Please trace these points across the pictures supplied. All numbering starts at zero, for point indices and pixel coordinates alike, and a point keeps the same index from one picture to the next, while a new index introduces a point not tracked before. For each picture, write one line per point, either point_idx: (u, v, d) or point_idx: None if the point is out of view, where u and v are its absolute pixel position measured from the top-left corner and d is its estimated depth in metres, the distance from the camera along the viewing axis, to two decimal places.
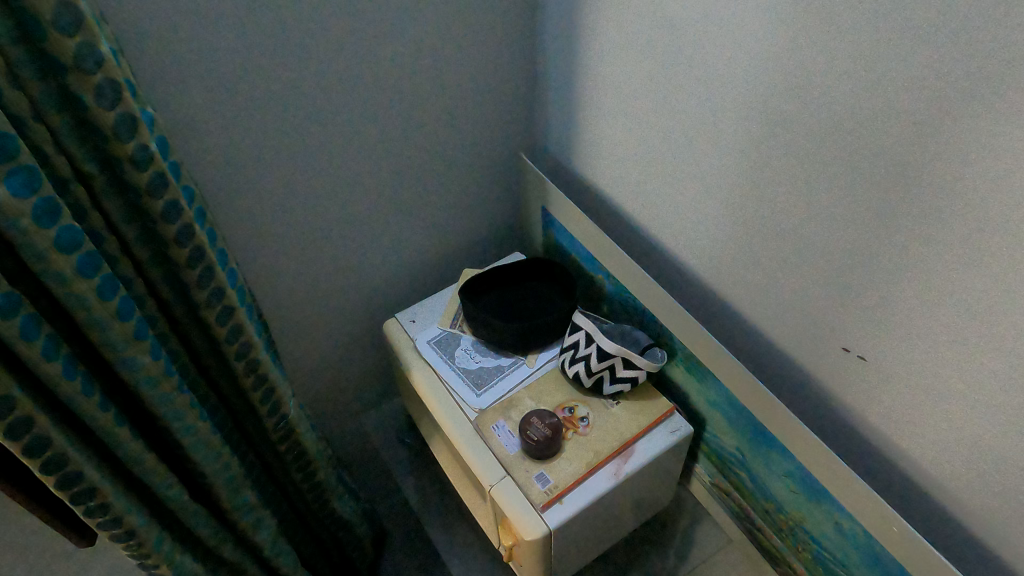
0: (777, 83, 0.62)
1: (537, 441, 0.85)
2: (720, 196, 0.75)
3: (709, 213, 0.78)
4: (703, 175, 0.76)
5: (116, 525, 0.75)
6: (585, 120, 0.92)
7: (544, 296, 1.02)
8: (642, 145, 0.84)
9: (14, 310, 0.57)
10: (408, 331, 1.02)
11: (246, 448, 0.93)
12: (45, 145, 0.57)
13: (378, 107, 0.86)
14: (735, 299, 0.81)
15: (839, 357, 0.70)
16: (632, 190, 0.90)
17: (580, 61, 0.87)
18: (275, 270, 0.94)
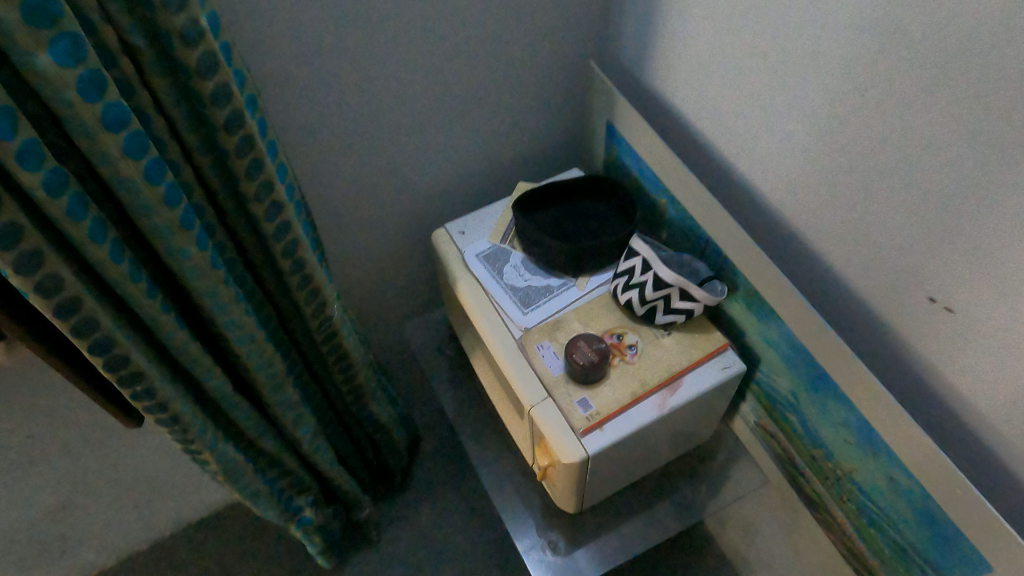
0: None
1: (583, 366, 0.83)
2: (806, 120, 0.67)
3: (791, 137, 0.71)
4: (789, 95, 0.68)
5: (162, 410, 0.76)
6: (663, 26, 0.83)
7: (599, 216, 0.97)
8: (723, 58, 0.75)
9: (62, 188, 0.56)
10: (457, 243, 0.99)
11: (290, 348, 0.93)
12: (91, 13, 0.53)
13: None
14: (809, 234, 0.75)
15: (923, 307, 0.63)
16: (707, 108, 0.82)
17: None
18: (323, 168, 0.91)
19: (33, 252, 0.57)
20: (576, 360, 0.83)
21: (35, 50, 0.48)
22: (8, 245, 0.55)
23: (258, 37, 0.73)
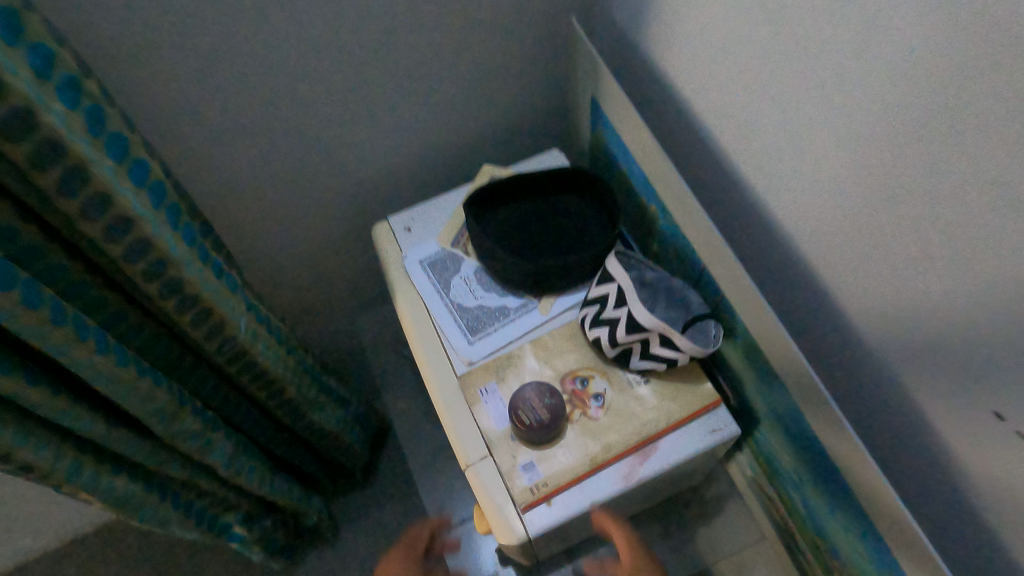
0: None
1: (532, 431, 0.65)
2: (855, 141, 0.47)
3: (825, 163, 0.51)
4: (839, 99, 0.47)
5: (6, 462, 0.62)
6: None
7: (574, 218, 0.77)
8: (751, 31, 0.54)
9: None
10: (399, 243, 0.81)
11: (199, 367, 0.78)
12: None
13: None
14: (840, 287, 0.55)
15: (990, 430, 0.44)
16: (718, 102, 0.62)
17: None
18: (228, 155, 0.73)
19: None
20: (523, 424, 0.65)
21: None
22: None
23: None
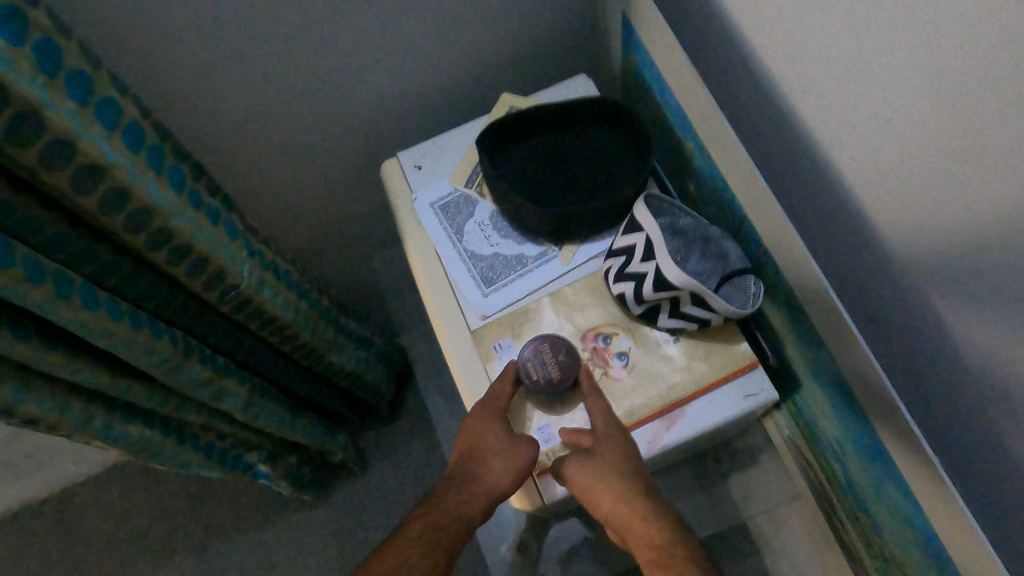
0: None
1: (538, 390, 0.61)
2: (945, 70, 0.38)
3: (899, 93, 0.42)
4: (921, 18, 0.38)
5: (9, 416, 0.61)
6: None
7: (600, 155, 0.69)
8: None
9: None
10: (409, 183, 0.74)
11: (207, 316, 0.75)
12: None
13: None
14: (890, 249, 0.47)
15: None
16: (768, 16, 0.52)
17: None
18: (219, 88, 0.66)
19: None
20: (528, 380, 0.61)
21: None
22: None
23: None
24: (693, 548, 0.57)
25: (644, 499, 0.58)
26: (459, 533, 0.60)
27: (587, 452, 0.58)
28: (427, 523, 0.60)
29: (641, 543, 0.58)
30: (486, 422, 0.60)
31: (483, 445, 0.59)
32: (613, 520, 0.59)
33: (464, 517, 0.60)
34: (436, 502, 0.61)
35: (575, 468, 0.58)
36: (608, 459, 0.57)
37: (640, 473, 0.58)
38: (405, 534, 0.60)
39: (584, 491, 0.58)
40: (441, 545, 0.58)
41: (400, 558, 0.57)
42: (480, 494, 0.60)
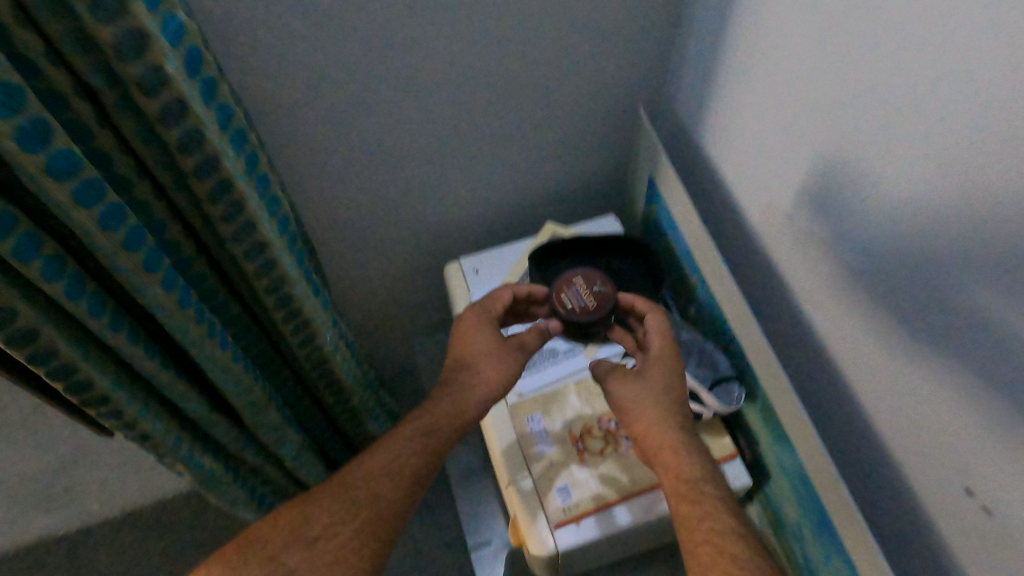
0: (985, 151, 0.42)
1: (580, 317, 0.74)
2: (858, 257, 0.57)
3: (835, 262, 0.61)
4: (846, 214, 0.57)
5: (131, 428, 0.75)
6: (728, 70, 0.71)
7: (622, 278, 0.88)
8: (787, 128, 0.63)
9: (8, 230, 0.52)
10: (468, 282, 0.92)
11: (271, 356, 0.88)
12: (34, 54, 0.47)
13: (468, 41, 0.73)
14: (840, 363, 0.64)
15: (952, 498, 0.53)
16: (756, 195, 0.72)
17: (738, 13, 0.67)
18: (337, 193, 0.87)
19: None
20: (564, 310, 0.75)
21: None
22: None
23: (269, 68, 0.68)
24: (708, 472, 0.64)
25: (680, 418, 0.68)
26: (452, 428, 0.71)
27: (636, 375, 0.71)
28: (423, 420, 0.71)
29: (670, 478, 0.64)
30: (481, 341, 0.77)
31: (477, 363, 0.76)
32: (645, 440, 0.68)
33: (459, 423, 0.72)
34: (437, 396, 0.73)
35: (628, 388, 0.71)
36: (657, 373, 0.71)
37: (679, 393, 0.70)
38: (404, 426, 0.71)
39: (627, 409, 0.70)
40: (435, 439, 0.70)
41: (396, 446, 0.68)
42: (469, 405, 0.73)
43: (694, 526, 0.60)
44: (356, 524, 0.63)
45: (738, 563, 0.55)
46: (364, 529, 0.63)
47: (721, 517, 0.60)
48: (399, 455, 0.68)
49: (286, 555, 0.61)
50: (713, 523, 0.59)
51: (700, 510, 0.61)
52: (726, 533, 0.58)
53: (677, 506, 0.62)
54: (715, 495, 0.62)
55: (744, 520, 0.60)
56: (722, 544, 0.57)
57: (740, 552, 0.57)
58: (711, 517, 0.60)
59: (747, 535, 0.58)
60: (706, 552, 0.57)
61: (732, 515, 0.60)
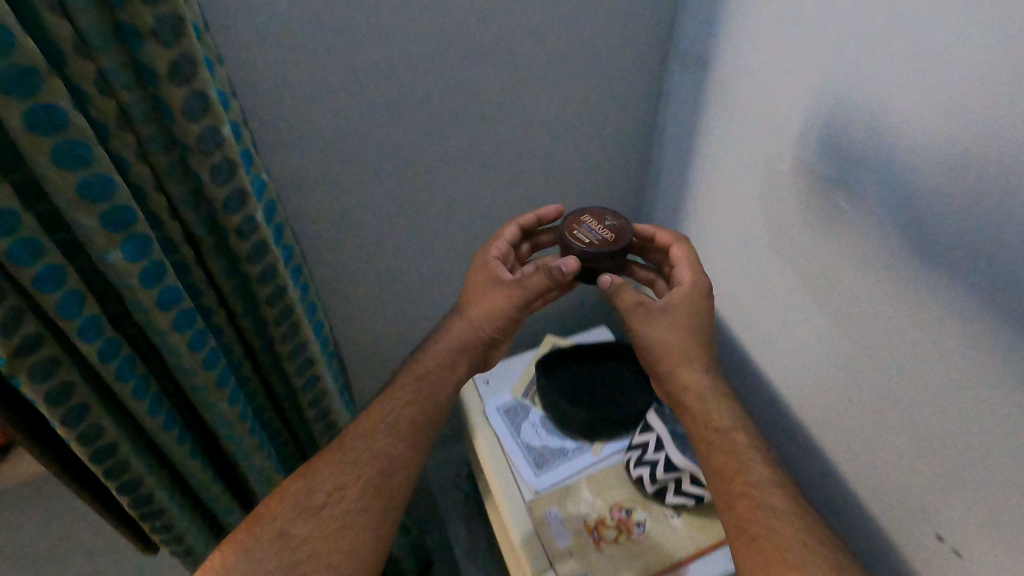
0: (885, 260, 0.57)
1: (596, 250, 0.70)
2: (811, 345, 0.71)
3: (794, 350, 0.74)
4: (796, 309, 0.71)
5: (177, 542, 0.81)
6: (705, 157, 0.83)
7: (618, 379, 0.99)
8: (753, 214, 0.75)
9: (114, 354, 0.62)
10: (480, 392, 1.03)
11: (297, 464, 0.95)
12: (161, 212, 0.59)
13: (483, 186, 0.91)
14: (801, 431, 0.78)
15: (909, 534, 0.64)
16: (728, 293, 0.86)
17: (702, 145, 0.83)
18: (365, 314, 1.00)
19: (79, 404, 0.62)
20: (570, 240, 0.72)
21: (108, 247, 0.55)
22: (57, 400, 0.60)
23: (323, 215, 0.84)
24: (744, 423, 0.62)
25: (701, 355, 0.67)
26: (442, 373, 0.71)
27: (662, 313, 0.68)
28: (414, 374, 0.70)
29: (699, 426, 0.63)
30: (490, 282, 0.74)
31: (469, 309, 0.74)
32: (673, 382, 0.66)
33: (450, 373, 0.71)
34: (426, 356, 0.72)
35: (649, 328, 0.68)
36: (676, 315, 0.68)
37: (704, 330, 0.68)
38: (397, 383, 0.69)
39: (649, 348, 0.68)
40: (426, 391, 0.68)
41: (388, 403, 0.66)
42: (463, 349, 0.73)
43: (731, 478, 0.57)
44: (361, 483, 0.59)
45: (779, 518, 0.53)
46: (367, 486, 0.59)
47: (757, 468, 0.58)
48: (391, 409, 0.65)
49: (294, 527, 0.57)
50: (747, 474, 0.57)
51: (737, 460, 0.58)
52: (766, 487, 0.56)
53: (709, 455, 0.60)
54: (746, 445, 0.60)
55: (777, 469, 0.58)
56: (762, 497, 0.55)
57: (783, 506, 0.54)
58: (744, 470, 0.57)
59: (788, 489, 0.56)
60: (746, 503, 0.55)
61: (766, 464, 0.58)
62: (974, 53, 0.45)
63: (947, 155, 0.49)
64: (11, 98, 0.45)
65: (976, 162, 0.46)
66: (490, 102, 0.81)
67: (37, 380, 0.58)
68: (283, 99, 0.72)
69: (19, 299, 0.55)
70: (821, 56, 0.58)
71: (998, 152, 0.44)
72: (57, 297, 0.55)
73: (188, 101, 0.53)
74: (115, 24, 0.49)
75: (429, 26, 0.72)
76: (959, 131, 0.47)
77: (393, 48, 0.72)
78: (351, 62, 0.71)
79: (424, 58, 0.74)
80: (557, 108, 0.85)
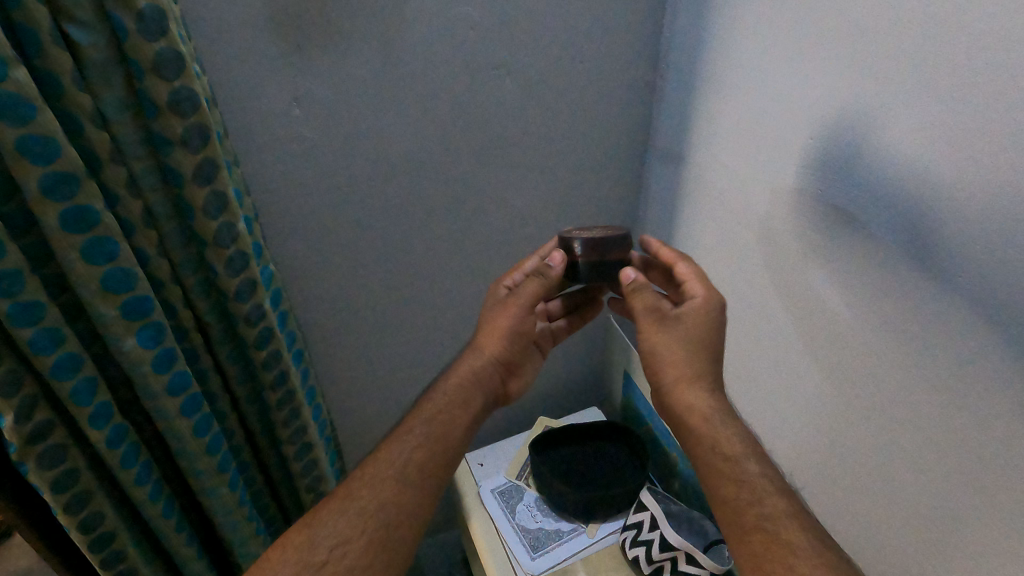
0: (837, 335, 0.60)
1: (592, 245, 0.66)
2: (783, 421, 0.73)
3: (770, 425, 0.76)
4: (777, 376, 0.72)
5: None
6: (692, 205, 0.83)
7: (612, 459, 1.00)
8: (743, 254, 0.74)
9: (122, 440, 0.63)
10: (475, 474, 1.05)
11: None
12: (175, 301, 0.62)
13: (479, 278, 0.96)
14: None
15: None
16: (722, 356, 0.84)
17: (688, 193, 0.84)
18: (362, 400, 1.03)
19: (84, 492, 0.63)
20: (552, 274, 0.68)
21: (124, 335, 0.57)
22: (64, 488, 0.61)
23: (325, 305, 0.89)
24: (756, 450, 0.55)
25: (708, 368, 0.60)
26: (453, 412, 0.66)
27: (673, 324, 0.62)
28: (427, 414, 0.66)
29: (708, 454, 0.56)
30: (495, 307, 0.73)
31: (481, 337, 0.72)
32: (678, 401, 0.60)
33: (465, 411, 0.67)
34: (437, 394, 0.68)
35: (661, 334, 0.63)
36: (687, 327, 0.62)
37: (713, 343, 0.62)
38: (407, 424, 0.65)
39: (656, 357, 0.63)
40: (438, 433, 0.64)
41: (396, 448, 0.62)
42: (479, 382, 0.70)
43: (743, 509, 0.51)
44: (365, 538, 0.55)
45: (795, 552, 0.47)
46: (372, 541, 0.55)
47: (769, 498, 0.51)
48: (401, 454, 0.61)
49: None
50: (760, 505, 0.51)
51: (749, 490, 0.52)
52: (782, 518, 0.49)
53: (719, 487, 0.54)
54: (758, 473, 0.53)
55: (793, 498, 0.51)
56: (778, 531, 0.49)
57: (801, 541, 0.47)
58: (759, 499, 0.51)
59: (809, 521, 0.49)
60: (759, 539, 0.49)
61: (780, 494, 0.51)
62: (921, 99, 0.46)
63: (900, 200, 0.50)
64: (51, 200, 0.49)
65: (899, 234, 0.50)
66: (485, 200, 0.88)
67: (47, 468, 0.59)
68: (293, 199, 0.77)
69: (36, 388, 0.58)
70: (774, 142, 0.64)
71: (933, 208, 0.47)
72: (73, 385, 0.57)
73: (208, 201, 0.58)
74: (147, 132, 0.54)
75: (429, 128, 0.78)
76: (915, 164, 0.48)
77: (395, 148, 0.78)
78: (355, 160, 0.77)
79: (422, 156, 0.80)
80: (546, 204, 0.92)
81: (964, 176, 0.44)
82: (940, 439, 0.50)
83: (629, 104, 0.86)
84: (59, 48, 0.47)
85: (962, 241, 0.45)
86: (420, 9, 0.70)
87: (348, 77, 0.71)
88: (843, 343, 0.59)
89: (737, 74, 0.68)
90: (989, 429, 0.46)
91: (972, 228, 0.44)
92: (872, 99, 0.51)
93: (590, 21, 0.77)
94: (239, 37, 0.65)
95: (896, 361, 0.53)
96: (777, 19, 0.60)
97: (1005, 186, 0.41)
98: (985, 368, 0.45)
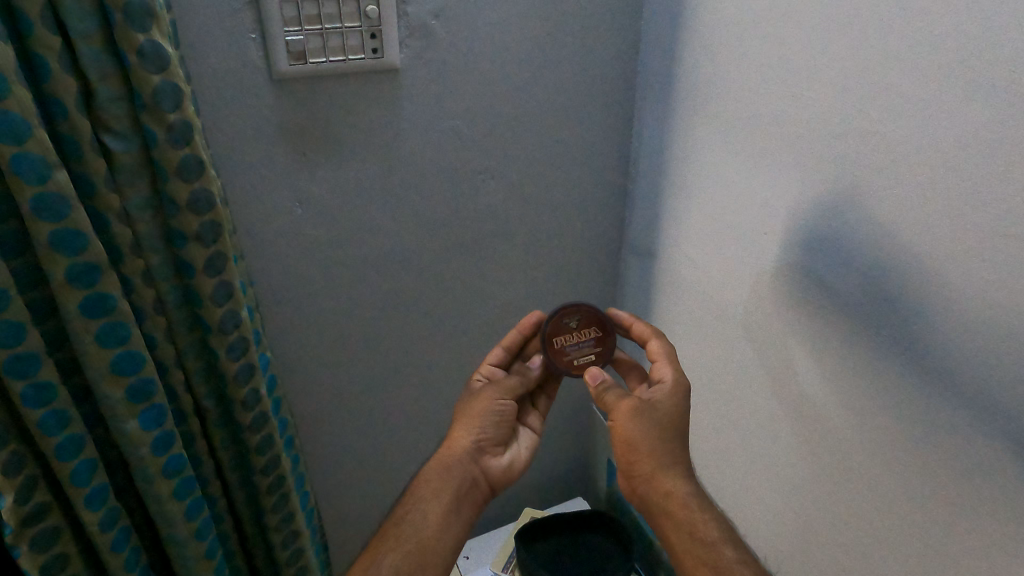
0: (815, 405, 0.65)
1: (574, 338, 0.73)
2: (766, 494, 0.76)
3: (753, 499, 0.79)
4: (757, 450, 0.76)
5: None
6: (666, 277, 0.88)
7: (597, 548, 0.99)
8: (718, 321, 0.78)
9: (114, 523, 0.64)
10: (460, 567, 1.04)
11: None
12: (177, 384, 0.66)
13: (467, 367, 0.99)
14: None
15: None
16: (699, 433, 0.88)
17: (661, 265, 0.89)
18: (344, 489, 1.03)
19: None
20: (565, 367, 0.72)
21: (127, 417, 0.60)
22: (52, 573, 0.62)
23: (313, 393, 0.92)
24: (733, 535, 0.59)
25: (680, 455, 0.63)
26: (433, 506, 0.68)
27: (650, 408, 0.64)
28: (399, 519, 0.67)
29: (684, 538, 0.59)
30: (469, 396, 0.76)
31: (453, 430, 0.74)
32: (652, 486, 0.63)
33: (440, 504, 0.68)
34: (408, 497, 0.70)
35: (636, 424, 0.64)
36: (660, 414, 0.64)
37: (681, 433, 0.65)
38: (383, 531, 0.67)
39: (631, 445, 0.64)
40: (413, 532, 0.66)
41: (374, 558, 0.64)
42: (452, 471, 0.71)
43: None
44: None
45: None
46: None
47: None
48: (379, 562, 0.63)
49: None
50: None
51: None
52: None
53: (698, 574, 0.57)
54: (736, 559, 0.57)
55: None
56: None
57: None
58: None
59: None
60: None
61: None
62: (875, 184, 0.53)
63: (865, 275, 0.56)
64: (75, 288, 0.54)
65: (867, 300, 0.57)
66: (471, 291, 0.93)
67: (38, 551, 0.60)
68: (288, 290, 0.82)
69: (36, 468, 0.60)
70: (746, 245, 0.70)
71: (893, 284, 0.54)
72: (72, 466, 0.59)
73: (216, 289, 0.62)
74: (166, 227, 0.60)
75: (423, 225, 0.85)
76: (873, 240, 0.55)
77: (392, 243, 0.85)
78: (352, 255, 0.83)
79: (414, 251, 0.86)
80: (530, 296, 0.97)
81: (918, 255, 0.51)
82: (929, 493, 0.54)
83: (604, 203, 0.94)
84: (96, 154, 0.54)
85: (936, 314, 0.51)
86: (415, 122, 0.78)
87: (349, 180, 0.78)
88: (827, 417, 0.64)
89: (708, 179, 0.75)
90: (966, 479, 0.51)
91: (928, 297, 0.51)
92: (832, 182, 0.58)
93: (566, 132, 0.86)
94: (250, 145, 0.72)
95: (877, 425, 0.58)
96: (744, 129, 0.68)
97: (957, 264, 0.48)
98: (956, 424, 0.51)
